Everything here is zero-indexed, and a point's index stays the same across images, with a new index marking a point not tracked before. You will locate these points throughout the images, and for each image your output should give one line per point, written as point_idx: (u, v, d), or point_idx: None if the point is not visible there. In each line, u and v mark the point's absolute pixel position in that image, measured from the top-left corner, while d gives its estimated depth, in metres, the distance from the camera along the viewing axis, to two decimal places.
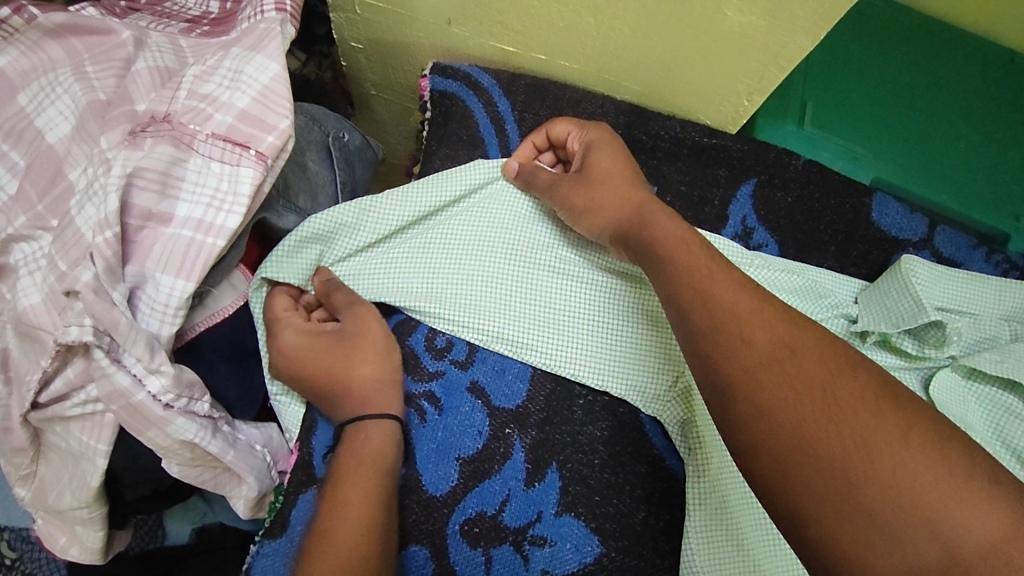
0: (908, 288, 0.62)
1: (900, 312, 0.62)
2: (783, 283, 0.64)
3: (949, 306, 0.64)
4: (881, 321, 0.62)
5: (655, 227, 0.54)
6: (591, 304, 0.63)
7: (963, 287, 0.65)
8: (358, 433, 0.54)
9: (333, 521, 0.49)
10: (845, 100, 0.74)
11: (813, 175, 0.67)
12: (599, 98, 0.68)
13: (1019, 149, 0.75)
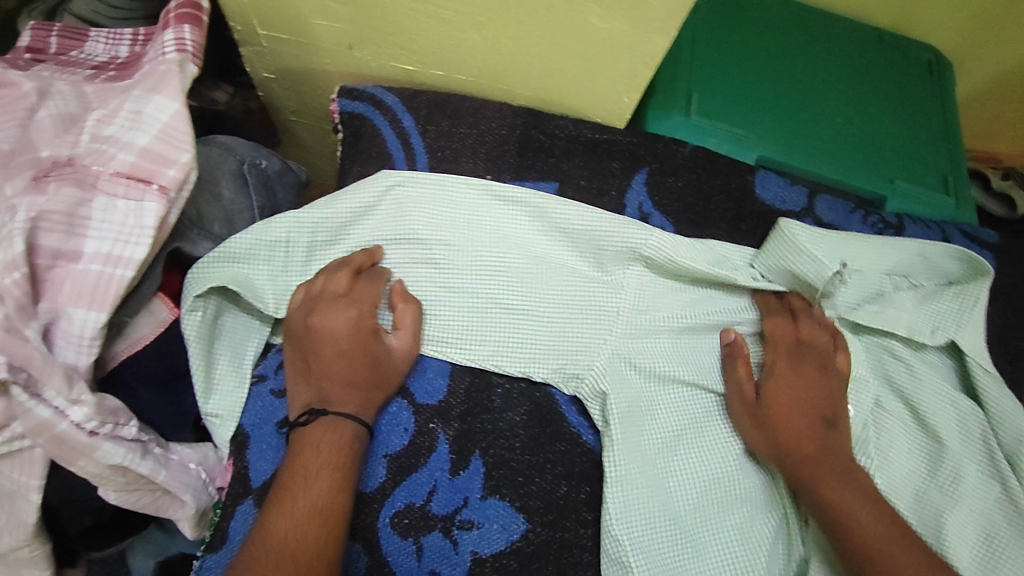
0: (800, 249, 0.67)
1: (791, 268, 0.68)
2: (681, 248, 0.68)
3: (841, 260, 0.68)
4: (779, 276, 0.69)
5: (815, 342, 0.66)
6: (502, 304, 0.68)
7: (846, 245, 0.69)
8: (321, 428, 0.58)
9: (281, 525, 0.53)
10: (724, 88, 0.79)
11: (700, 160, 0.72)
12: (496, 105, 0.72)
13: (885, 121, 0.82)
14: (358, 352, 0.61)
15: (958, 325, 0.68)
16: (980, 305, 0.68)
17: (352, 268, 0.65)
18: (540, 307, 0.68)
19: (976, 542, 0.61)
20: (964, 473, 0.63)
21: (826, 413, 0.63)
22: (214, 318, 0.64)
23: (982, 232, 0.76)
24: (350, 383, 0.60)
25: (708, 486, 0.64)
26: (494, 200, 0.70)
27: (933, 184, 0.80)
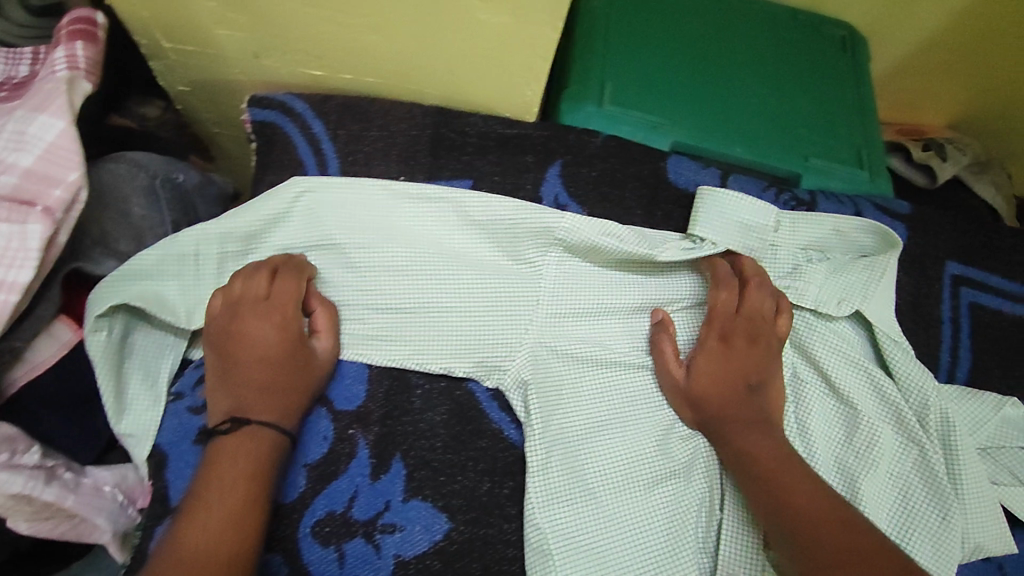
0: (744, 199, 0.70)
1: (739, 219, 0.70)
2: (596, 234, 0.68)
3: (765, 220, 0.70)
4: (725, 233, 0.70)
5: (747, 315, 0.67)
6: (421, 304, 0.67)
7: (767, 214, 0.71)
8: (241, 439, 0.57)
9: (193, 532, 0.52)
10: (638, 76, 0.80)
11: (612, 150, 0.73)
12: (405, 107, 0.71)
13: (800, 99, 0.83)
14: (282, 358, 0.61)
15: (872, 293, 0.70)
16: (888, 276, 0.71)
17: (271, 269, 0.64)
18: (459, 300, 0.68)
19: (890, 505, 0.64)
20: (880, 439, 0.65)
21: (748, 380, 0.65)
22: (121, 337, 0.63)
23: (893, 204, 0.77)
24: (275, 390, 0.60)
25: (632, 468, 0.64)
26: (407, 199, 0.69)
27: (848, 159, 0.81)
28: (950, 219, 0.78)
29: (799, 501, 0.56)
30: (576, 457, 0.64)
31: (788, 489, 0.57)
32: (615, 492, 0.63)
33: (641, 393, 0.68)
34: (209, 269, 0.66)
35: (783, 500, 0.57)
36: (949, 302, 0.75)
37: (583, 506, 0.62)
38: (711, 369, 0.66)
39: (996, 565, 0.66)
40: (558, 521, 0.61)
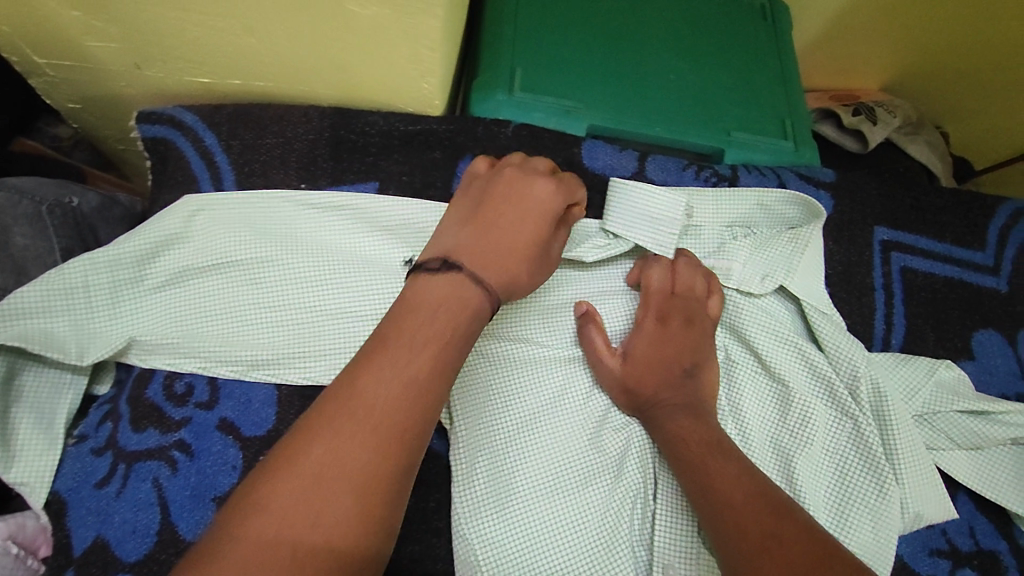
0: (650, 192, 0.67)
1: (644, 211, 0.67)
2: None
3: (675, 212, 0.67)
4: (628, 227, 0.68)
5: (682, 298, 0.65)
6: (335, 314, 0.64)
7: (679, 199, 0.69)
8: (447, 281, 0.54)
9: (265, 514, 0.42)
10: (550, 60, 0.77)
11: (523, 139, 0.70)
12: (301, 110, 0.68)
13: (719, 72, 0.82)
14: (522, 224, 0.59)
15: (791, 268, 0.67)
16: (813, 247, 0.68)
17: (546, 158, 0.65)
18: (378, 305, 0.64)
19: (825, 482, 0.63)
20: (814, 414, 0.64)
21: (684, 366, 0.62)
22: (6, 380, 0.59)
23: (817, 172, 0.76)
24: (509, 248, 0.58)
25: (563, 467, 0.62)
26: (309, 209, 0.66)
27: (771, 129, 0.79)
28: (877, 183, 0.76)
29: (722, 485, 0.55)
30: (505, 460, 0.62)
31: (712, 472, 0.56)
32: (548, 493, 0.61)
33: (571, 386, 0.65)
34: (99, 298, 0.61)
35: (707, 481, 0.55)
36: (880, 269, 0.74)
37: (514, 512, 0.60)
38: (648, 353, 0.63)
39: (939, 531, 0.66)
40: (488, 529, 0.60)
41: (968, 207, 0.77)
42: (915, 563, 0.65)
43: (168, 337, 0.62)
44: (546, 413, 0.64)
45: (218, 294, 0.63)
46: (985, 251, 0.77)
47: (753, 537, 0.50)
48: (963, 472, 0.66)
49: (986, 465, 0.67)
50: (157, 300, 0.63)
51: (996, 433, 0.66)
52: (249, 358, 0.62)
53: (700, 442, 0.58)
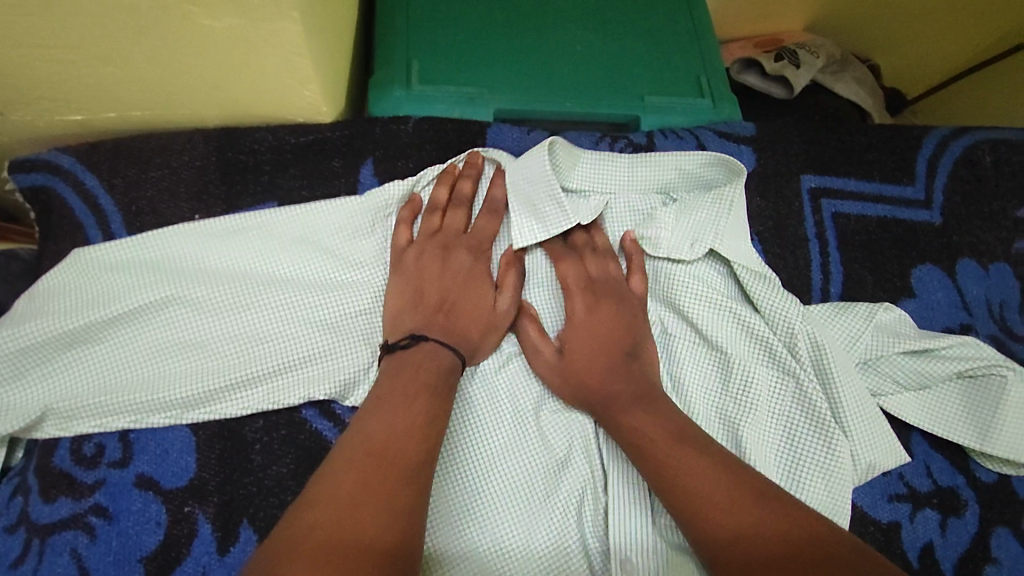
0: (554, 193, 0.64)
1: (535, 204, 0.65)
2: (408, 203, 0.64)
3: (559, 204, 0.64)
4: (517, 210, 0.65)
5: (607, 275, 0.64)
6: (261, 338, 0.60)
7: (599, 170, 0.67)
8: (421, 353, 0.58)
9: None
10: (448, 46, 0.73)
11: (426, 135, 0.66)
12: (184, 135, 0.63)
13: (629, 36, 0.78)
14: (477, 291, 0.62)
15: (719, 231, 0.65)
16: (737, 206, 0.66)
17: (466, 202, 0.65)
18: (295, 323, 0.60)
19: (774, 442, 0.62)
20: (754, 377, 0.62)
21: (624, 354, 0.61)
22: None
23: (736, 128, 0.73)
24: (471, 312, 0.61)
25: (515, 468, 0.60)
26: (211, 236, 0.61)
27: (687, 89, 0.76)
28: (799, 131, 0.74)
29: (687, 480, 0.53)
30: (445, 469, 0.60)
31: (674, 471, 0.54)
32: (504, 495, 0.59)
33: (515, 382, 0.63)
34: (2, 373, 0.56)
35: (673, 476, 0.53)
36: (811, 219, 0.72)
37: (473, 521, 0.58)
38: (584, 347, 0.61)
39: (897, 476, 0.66)
40: (444, 542, 0.57)
41: (894, 143, 0.76)
42: (876, 512, 0.65)
43: (82, 398, 0.57)
44: (488, 415, 0.61)
45: (131, 343, 0.59)
46: (915, 185, 0.75)
47: (722, 530, 0.50)
48: (914, 414, 0.66)
49: (936, 403, 0.66)
50: (63, 362, 0.58)
51: (939, 369, 0.65)
52: (177, 403, 0.58)
53: (649, 430, 0.56)
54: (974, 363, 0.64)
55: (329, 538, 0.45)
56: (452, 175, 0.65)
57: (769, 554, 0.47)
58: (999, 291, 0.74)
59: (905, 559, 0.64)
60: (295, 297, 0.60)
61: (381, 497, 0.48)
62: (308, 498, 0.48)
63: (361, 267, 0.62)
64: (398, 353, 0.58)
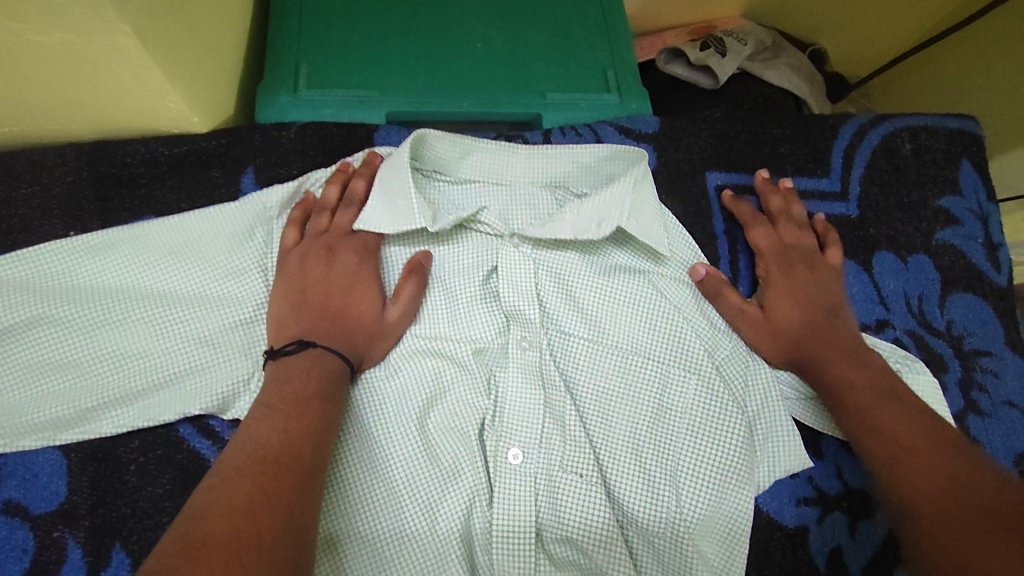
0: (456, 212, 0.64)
1: (397, 211, 0.59)
2: None
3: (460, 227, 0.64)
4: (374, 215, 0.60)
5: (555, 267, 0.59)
6: (135, 354, 0.58)
7: (495, 162, 0.64)
8: (306, 358, 0.55)
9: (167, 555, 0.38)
10: (340, 49, 0.71)
11: (309, 141, 0.64)
12: (56, 150, 0.61)
13: (533, 30, 0.76)
14: (361, 294, 0.59)
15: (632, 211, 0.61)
16: (644, 185, 0.62)
17: (358, 200, 0.61)
18: (170, 338, 0.58)
19: (671, 446, 0.60)
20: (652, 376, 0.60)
21: (826, 308, 0.64)
22: None
23: (638, 123, 0.71)
24: (356, 315, 0.59)
25: (397, 475, 0.58)
26: (81, 250, 0.59)
27: (592, 83, 0.74)
28: (705, 124, 0.72)
29: (890, 429, 0.55)
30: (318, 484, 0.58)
31: (854, 389, 0.58)
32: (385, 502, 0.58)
33: (404, 386, 0.60)
34: None
35: (871, 426, 0.56)
36: (719, 216, 0.70)
37: (346, 530, 0.57)
38: (785, 301, 0.64)
39: (805, 478, 0.64)
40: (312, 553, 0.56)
41: (807, 132, 0.73)
42: (782, 516, 0.63)
43: None
44: (373, 423, 0.59)
45: (6, 364, 0.57)
46: (830, 176, 0.72)
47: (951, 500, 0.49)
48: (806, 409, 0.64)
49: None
50: None
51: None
52: (48, 424, 0.56)
53: (831, 351, 0.61)
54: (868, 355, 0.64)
55: (238, 549, 0.39)
56: (345, 174, 0.62)
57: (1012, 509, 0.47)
58: (918, 284, 0.71)
59: (811, 566, 0.62)
60: (170, 310, 0.58)
61: (283, 504, 0.44)
62: (201, 509, 0.42)
63: (241, 274, 0.60)
64: (280, 359, 0.55)
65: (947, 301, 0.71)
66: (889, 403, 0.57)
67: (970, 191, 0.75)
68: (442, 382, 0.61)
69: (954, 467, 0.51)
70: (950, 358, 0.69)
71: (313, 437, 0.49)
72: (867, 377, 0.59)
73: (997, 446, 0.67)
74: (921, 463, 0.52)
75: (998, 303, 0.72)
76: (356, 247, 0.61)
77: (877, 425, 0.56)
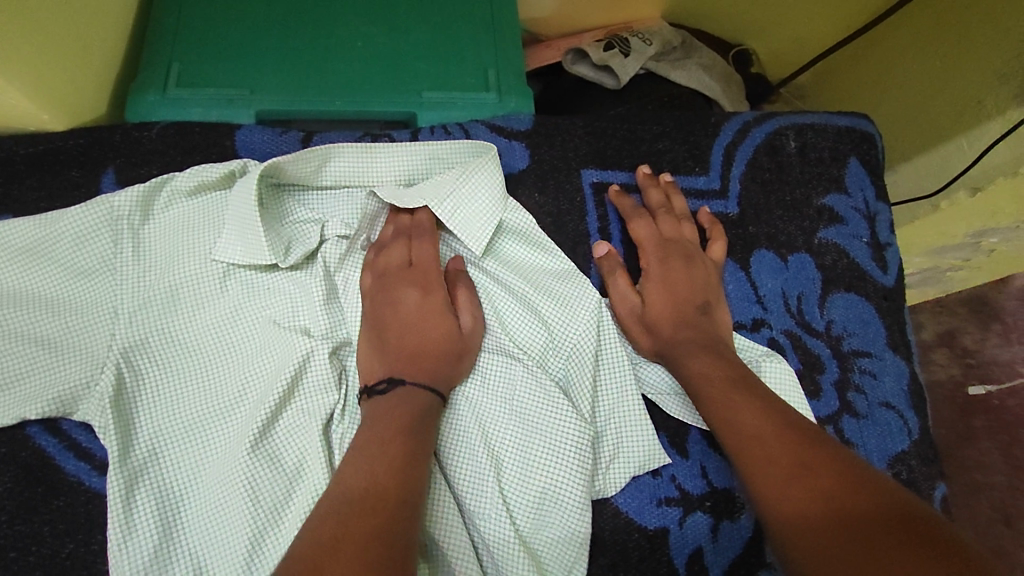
0: (309, 236, 0.63)
1: (249, 241, 0.60)
2: (166, 216, 0.62)
3: (314, 239, 0.63)
4: (227, 246, 0.61)
5: (397, 262, 0.62)
6: None
7: (355, 162, 0.63)
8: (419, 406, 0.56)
9: None
10: (216, 47, 0.71)
11: (170, 139, 0.64)
12: None
13: (418, 28, 0.76)
14: (411, 301, 0.60)
15: (472, 204, 0.63)
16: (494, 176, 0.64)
17: (391, 242, 0.63)
18: (16, 337, 0.58)
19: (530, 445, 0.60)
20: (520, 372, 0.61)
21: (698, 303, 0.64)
22: None
23: (511, 121, 0.70)
24: (373, 330, 0.60)
25: (240, 473, 0.56)
26: None
27: (473, 82, 0.74)
28: (582, 122, 0.71)
29: (737, 416, 0.55)
30: (152, 484, 0.56)
31: (709, 381, 0.58)
32: (224, 501, 0.56)
33: (256, 381, 0.59)
34: None
35: (726, 420, 0.56)
36: (594, 214, 0.69)
37: (188, 528, 0.55)
38: (659, 300, 0.64)
39: (668, 478, 0.63)
40: (149, 552, 0.54)
41: (688, 130, 0.72)
42: (643, 517, 0.62)
43: None
44: (224, 419, 0.58)
45: None
46: (708, 174, 0.72)
47: (807, 493, 0.48)
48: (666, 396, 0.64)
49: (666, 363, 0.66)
50: None
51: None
52: None
53: (692, 345, 0.61)
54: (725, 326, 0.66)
55: None
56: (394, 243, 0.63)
57: (863, 494, 0.47)
58: (798, 284, 0.70)
59: (670, 568, 0.61)
60: (18, 310, 0.59)
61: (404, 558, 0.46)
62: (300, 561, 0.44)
63: (93, 273, 0.60)
64: (376, 403, 0.56)
65: (827, 301, 0.70)
66: (739, 395, 0.57)
67: (856, 190, 0.74)
68: (297, 377, 0.59)
69: (806, 452, 0.51)
70: (827, 360, 0.68)
71: (413, 405, 0.56)
72: (719, 368, 0.59)
73: (872, 448, 0.66)
74: (773, 459, 0.51)
75: (881, 303, 0.71)
76: (207, 251, 0.61)
77: (737, 423, 0.55)
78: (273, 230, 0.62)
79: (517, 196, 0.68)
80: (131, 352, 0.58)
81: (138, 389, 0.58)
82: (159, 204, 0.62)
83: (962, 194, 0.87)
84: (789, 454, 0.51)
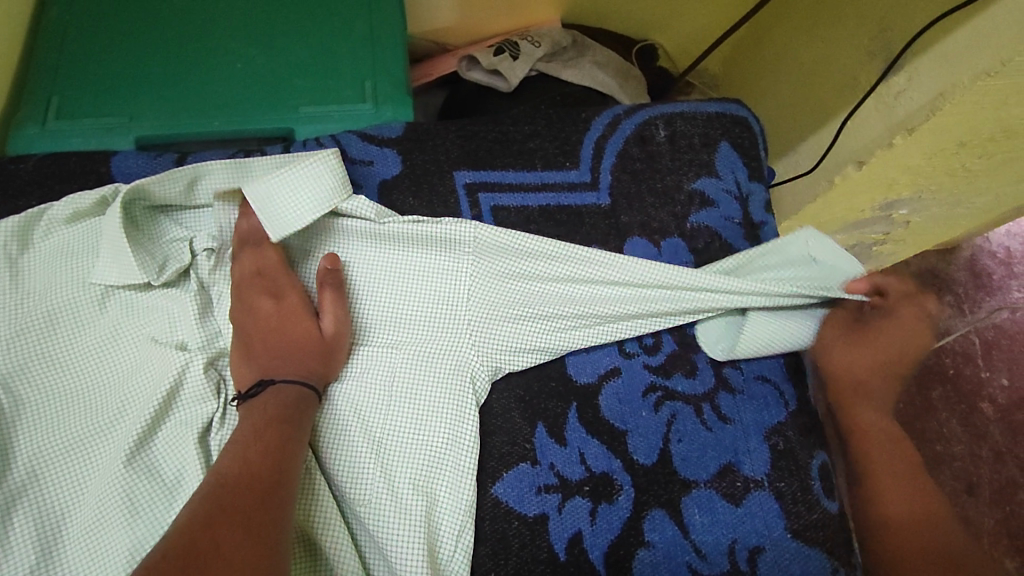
0: (180, 253, 0.65)
1: (122, 262, 0.62)
2: (46, 244, 0.64)
3: (185, 254, 0.65)
4: (103, 268, 0.63)
5: (248, 270, 0.64)
6: None
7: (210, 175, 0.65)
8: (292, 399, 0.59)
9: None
10: (95, 77, 0.73)
11: (46, 169, 0.67)
12: None
13: (296, 45, 0.78)
14: (264, 307, 0.63)
15: (304, 203, 0.63)
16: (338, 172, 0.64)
17: (241, 251, 0.65)
18: None
19: (410, 438, 0.64)
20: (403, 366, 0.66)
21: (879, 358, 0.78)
22: None
23: (383, 130, 0.73)
24: (239, 339, 0.63)
25: (115, 485, 0.58)
26: None
27: (350, 94, 0.76)
28: (454, 126, 0.74)
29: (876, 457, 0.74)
30: (30, 502, 0.58)
31: (868, 433, 0.75)
32: (101, 515, 0.57)
33: (132, 397, 0.61)
34: None
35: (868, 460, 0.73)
36: (468, 213, 0.71)
37: (67, 542, 0.57)
38: (871, 334, 0.76)
39: (547, 466, 0.65)
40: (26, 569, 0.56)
41: (558, 128, 0.75)
42: (522, 505, 0.63)
43: None
44: (102, 436, 0.60)
45: None
46: (579, 168, 0.74)
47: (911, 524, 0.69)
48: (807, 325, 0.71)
49: (537, 309, 0.67)
50: None
51: (655, 275, 0.67)
52: None
53: (856, 382, 0.76)
54: (591, 282, 0.68)
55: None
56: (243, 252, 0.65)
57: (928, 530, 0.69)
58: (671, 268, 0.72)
59: (551, 554, 0.62)
60: None
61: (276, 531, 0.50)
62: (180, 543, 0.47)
63: None
64: (251, 403, 0.59)
65: None
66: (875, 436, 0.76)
67: (726, 172, 0.76)
68: (171, 391, 0.61)
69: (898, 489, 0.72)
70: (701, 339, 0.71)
71: (283, 400, 0.59)
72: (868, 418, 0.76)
73: (748, 421, 0.68)
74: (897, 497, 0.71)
75: None
76: (84, 276, 0.64)
77: (872, 453, 0.74)
78: (144, 250, 0.64)
79: (392, 201, 0.71)
80: (10, 378, 0.61)
81: (17, 413, 0.60)
82: (37, 234, 0.64)
83: (850, 168, 0.87)
84: (895, 486, 0.72)
